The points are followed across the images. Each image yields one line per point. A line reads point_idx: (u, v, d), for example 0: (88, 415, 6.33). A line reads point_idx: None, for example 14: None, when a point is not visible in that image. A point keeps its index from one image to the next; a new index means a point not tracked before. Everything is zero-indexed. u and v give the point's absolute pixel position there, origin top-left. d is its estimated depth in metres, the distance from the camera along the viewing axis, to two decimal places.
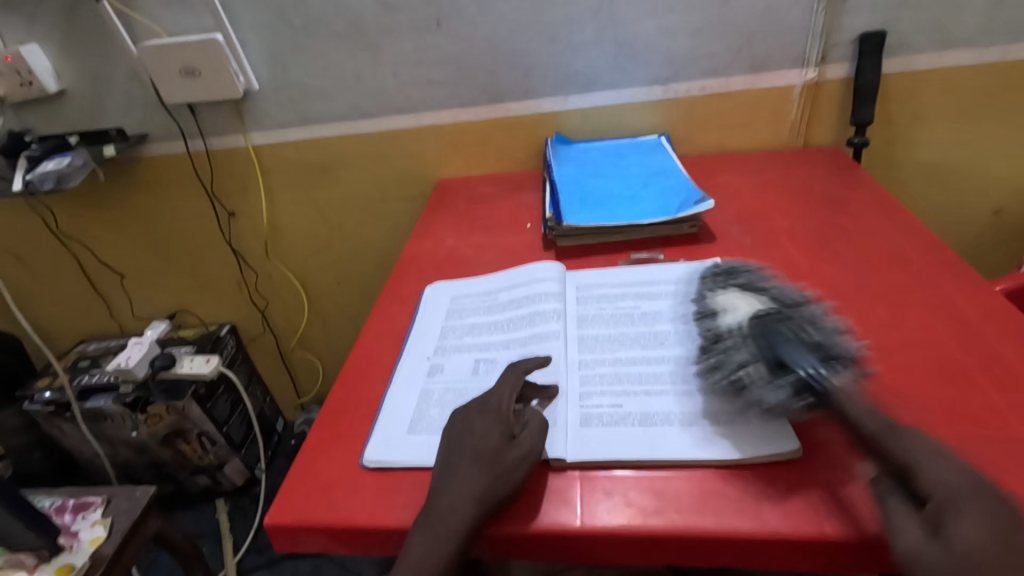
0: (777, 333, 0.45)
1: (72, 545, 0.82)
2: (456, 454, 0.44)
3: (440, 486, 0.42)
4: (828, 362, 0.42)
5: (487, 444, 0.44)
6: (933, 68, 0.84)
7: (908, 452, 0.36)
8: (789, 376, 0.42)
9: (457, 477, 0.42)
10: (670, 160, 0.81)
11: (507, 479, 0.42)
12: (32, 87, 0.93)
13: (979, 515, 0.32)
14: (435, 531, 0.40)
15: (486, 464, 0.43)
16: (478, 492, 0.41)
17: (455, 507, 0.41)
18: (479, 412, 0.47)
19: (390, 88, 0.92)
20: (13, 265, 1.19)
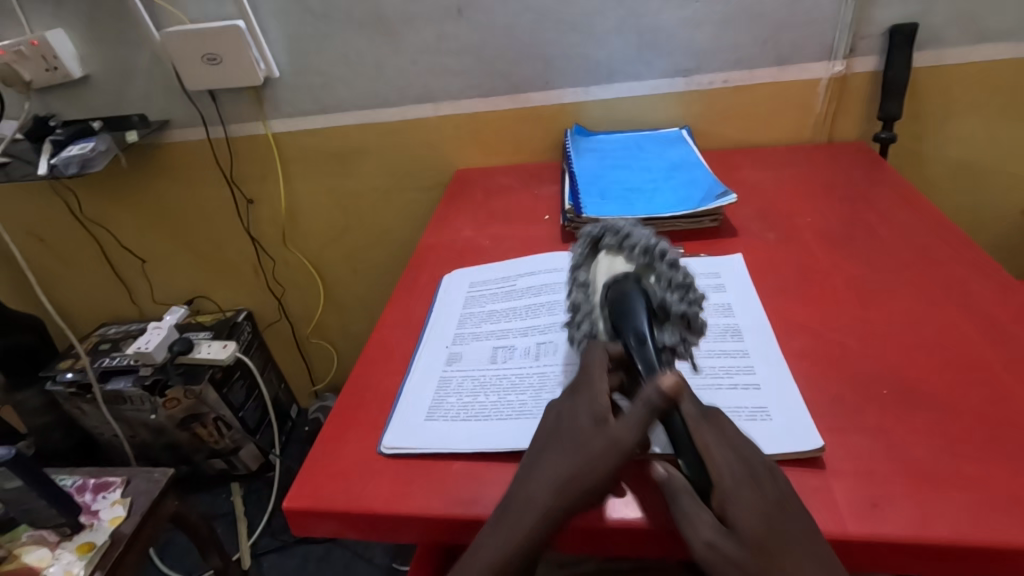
0: (636, 294, 0.46)
1: (93, 523, 0.84)
2: (550, 440, 0.40)
3: (527, 469, 0.40)
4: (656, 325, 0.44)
5: (579, 429, 0.40)
6: (964, 62, 0.82)
7: (705, 443, 0.37)
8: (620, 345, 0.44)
9: (546, 463, 0.39)
10: (691, 153, 0.80)
11: (598, 468, 0.37)
12: (57, 72, 0.94)
13: (750, 506, 0.35)
14: (519, 519, 0.37)
15: (582, 451, 0.38)
16: (566, 480, 0.38)
17: (539, 495, 0.38)
18: (579, 394, 0.42)
19: (409, 77, 0.92)
20: (36, 248, 1.21)
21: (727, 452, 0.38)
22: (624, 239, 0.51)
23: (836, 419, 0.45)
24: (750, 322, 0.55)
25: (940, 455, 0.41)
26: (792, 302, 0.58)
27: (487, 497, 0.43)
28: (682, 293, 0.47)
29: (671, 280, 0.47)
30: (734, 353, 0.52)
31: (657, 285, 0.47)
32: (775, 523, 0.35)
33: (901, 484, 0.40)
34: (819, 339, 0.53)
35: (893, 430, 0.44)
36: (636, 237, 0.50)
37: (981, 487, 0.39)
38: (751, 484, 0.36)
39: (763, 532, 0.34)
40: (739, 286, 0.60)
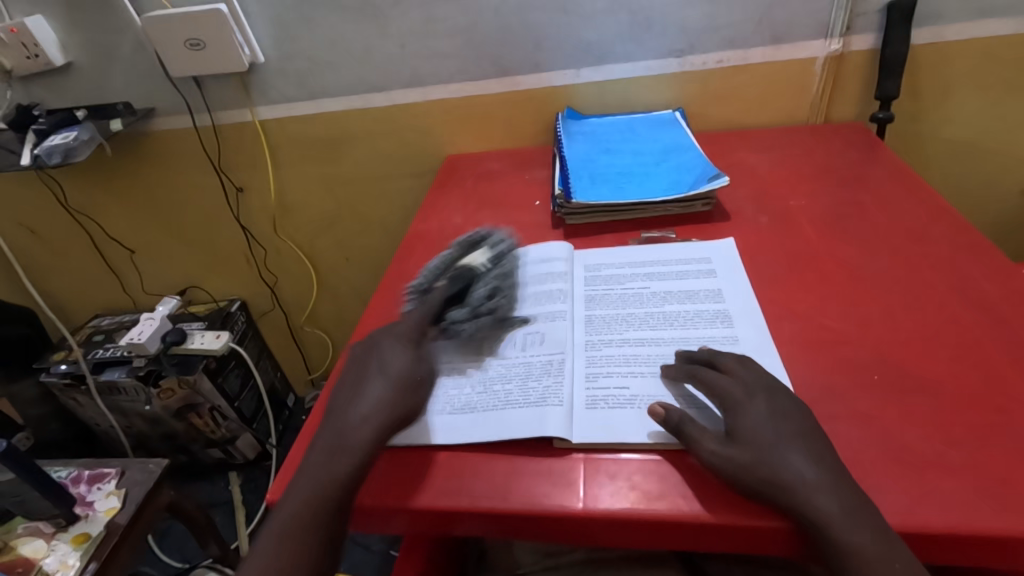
0: (458, 279, 0.57)
1: (88, 515, 0.84)
2: (361, 378, 0.47)
3: (357, 397, 0.46)
4: (475, 315, 0.54)
5: (397, 366, 0.47)
6: (963, 39, 0.80)
7: (707, 381, 0.44)
8: (444, 319, 0.54)
9: (364, 395, 0.45)
10: (684, 135, 0.79)
11: (414, 396, 0.46)
12: (39, 60, 0.92)
13: (755, 410, 0.42)
14: (337, 439, 0.43)
15: (396, 382, 0.46)
16: (388, 401, 0.45)
17: (359, 418, 0.44)
18: (394, 337, 0.50)
19: (397, 61, 0.90)
20: (27, 239, 1.20)
21: (735, 378, 0.44)
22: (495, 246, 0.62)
23: (825, 406, 0.44)
24: (741, 308, 0.54)
25: (930, 442, 0.41)
26: (783, 288, 0.57)
27: (472, 488, 0.43)
28: (493, 297, 0.55)
29: (488, 284, 0.56)
30: (723, 340, 0.51)
31: (478, 282, 0.57)
32: (780, 424, 0.41)
33: (889, 469, 0.40)
34: (810, 325, 0.52)
35: (884, 418, 0.43)
36: (501, 249, 0.61)
37: (970, 473, 0.38)
38: (756, 397, 0.42)
39: (766, 432, 0.40)
40: (730, 272, 0.59)
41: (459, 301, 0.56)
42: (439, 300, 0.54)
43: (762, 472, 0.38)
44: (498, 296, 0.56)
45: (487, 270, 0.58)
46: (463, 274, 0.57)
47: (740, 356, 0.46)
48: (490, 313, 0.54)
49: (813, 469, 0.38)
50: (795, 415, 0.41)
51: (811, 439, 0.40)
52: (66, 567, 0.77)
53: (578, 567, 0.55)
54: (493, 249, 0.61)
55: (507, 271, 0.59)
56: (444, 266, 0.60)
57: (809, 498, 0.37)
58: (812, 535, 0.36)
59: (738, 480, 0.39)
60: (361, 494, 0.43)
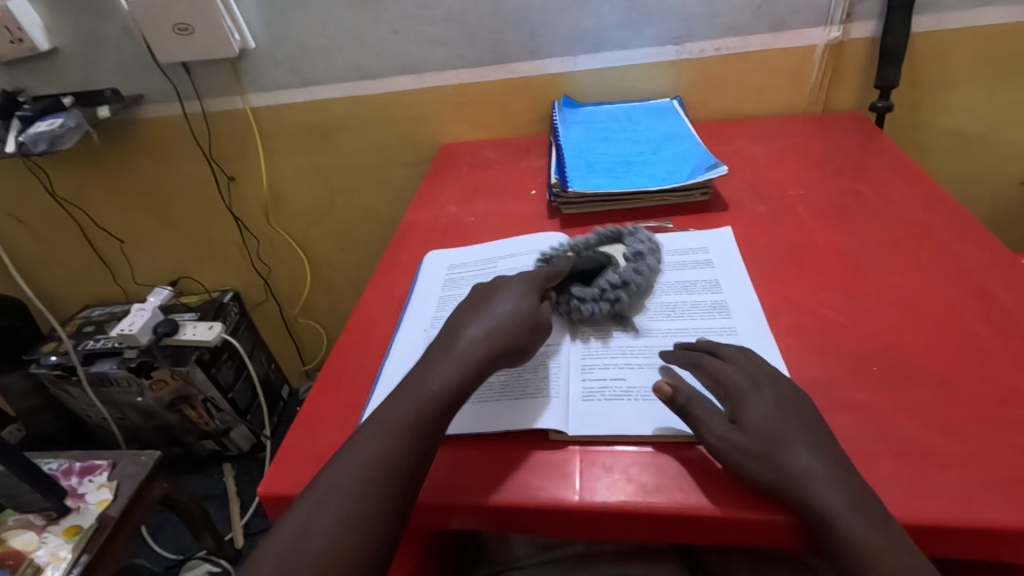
0: (591, 262, 0.56)
1: (80, 507, 0.83)
2: (485, 302, 0.49)
3: (470, 322, 0.47)
4: (600, 303, 0.52)
5: (523, 304, 0.48)
6: (964, 27, 0.79)
7: (712, 369, 0.44)
8: (572, 291, 0.53)
9: (489, 314, 0.47)
10: (682, 124, 0.78)
11: (535, 333, 0.48)
12: (23, 45, 0.90)
13: (759, 401, 0.41)
14: (452, 358, 0.44)
15: (518, 315, 0.47)
16: (506, 328, 0.46)
17: (474, 339, 0.45)
18: (525, 278, 0.52)
19: (391, 47, 0.88)
20: (14, 229, 1.18)
21: (736, 367, 0.44)
22: (640, 244, 0.59)
23: (824, 397, 0.44)
24: (739, 298, 0.54)
25: (929, 434, 0.40)
26: (782, 279, 0.56)
27: (469, 480, 0.42)
28: (624, 286, 0.53)
29: (621, 274, 0.54)
30: (721, 331, 0.50)
31: (611, 271, 0.55)
32: (785, 415, 0.40)
33: (891, 461, 0.39)
34: (809, 316, 0.51)
35: (883, 409, 0.42)
36: (644, 248, 0.58)
37: (969, 464, 0.38)
38: (762, 388, 0.42)
39: (772, 423, 0.40)
40: (726, 261, 0.58)
41: (586, 282, 0.55)
42: (568, 272, 0.54)
43: (764, 463, 0.38)
44: (628, 285, 0.53)
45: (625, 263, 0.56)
46: (597, 257, 0.56)
47: (741, 347, 0.46)
48: (613, 301, 0.52)
49: (817, 461, 0.38)
50: (799, 405, 0.41)
51: (814, 429, 0.39)
52: (58, 559, 0.77)
53: (574, 560, 0.54)
54: (634, 245, 0.59)
55: (646, 270, 0.56)
56: (588, 245, 0.59)
57: (812, 489, 0.36)
58: (814, 527, 0.36)
59: (744, 470, 0.38)
60: (427, 492, 0.42)
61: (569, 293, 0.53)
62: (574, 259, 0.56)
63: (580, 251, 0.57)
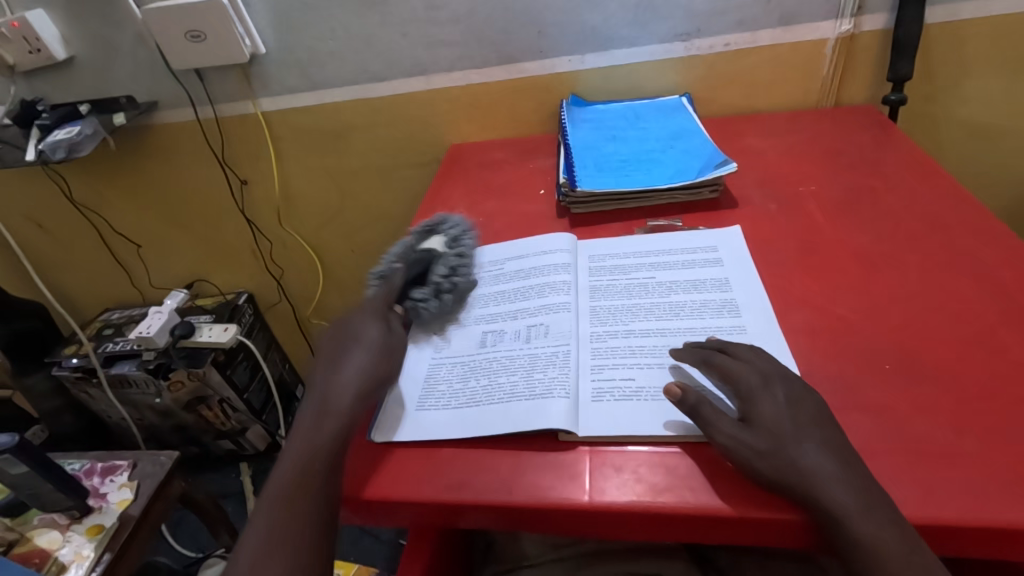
0: (417, 260, 0.60)
1: (102, 506, 0.85)
2: (339, 349, 0.50)
3: (334, 369, 0.48)
4: (439, 296, 0.57)
5: (373, 336, 0.50)
6: (979, 17, 0.78)
7: (722, 366, 0.44)
8: (412, 292, 0.57)
9: (345, 361, 0.48)
10: (691, 121, 0.77)
11: (390, 354, 0.50)
12: (41, 54, 0.92)
13: (770, 401, 0.41)
14: (315, 409, 0.45)
15: (374, 349, 0.49)
16: (366, 369, 0.48)
17: (345, 385, 0.47)
18: (360, 313, 0.53)
19: (399, 49, 0.89)
20: (35, 235, 1.21)
21: (745, 365, 0.44)
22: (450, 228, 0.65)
23: (836, 396, 0.44)
24: (749, 297, 0.53)
25: (944, 434, 0.40)
26: (793, 276, 0.55)
27: (480, 481, 0.42)
28: (453, 276, 0.59)
29: (448, 266, 0.60)
30: (730, 330, 0.50)
31: (437, 264, 0.60)
32: (795, 416, 0.40)
33: (905, 460, 0.39)
34: (820, 314, 0.51)
35: (896, 409, 0.42)
36: (458, 233, 0.64)
37: (983, 463, 0.38)
38: (773, 388, 0.42)
39: (785, 423, 0.40)
40: (736, 260, 0.58)
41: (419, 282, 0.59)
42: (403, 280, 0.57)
43: (777, 463, 0.38)
44: (455, 275, 0.60)
45: (445, 253, 0.61)
46: (421, 256, 0.60)
47: (749, 345, 0.46)
48: (449, 291, 0.58)
49: (831, 461, 0.37)
50: (811, 405, 0.41)
51: (825, 428, 0.39)
52: (81, 558, 0.78)
53: (585, 558, 0.55)
54: (447, 234, 0.64)
55: (466, 254, 0.62)
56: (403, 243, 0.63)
57: (822, 488, 0.36)
58: (826, 527, 0.36)
59: (754, 469, 0.38)
60: (427, 492, 0.42)
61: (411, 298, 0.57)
62: (405, 266, 0.58)
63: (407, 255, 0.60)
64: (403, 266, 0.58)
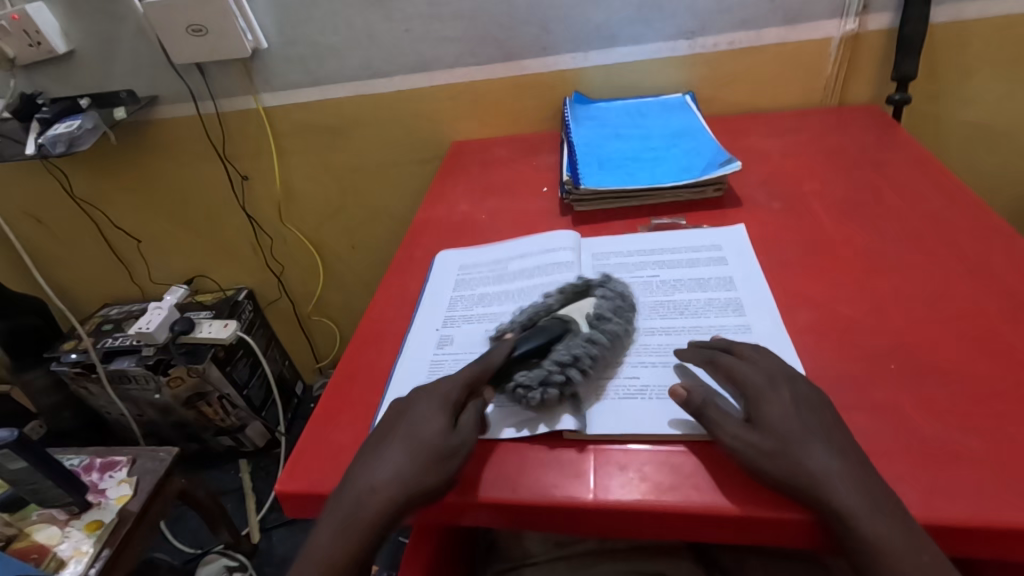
0: (546, 330, 0.49)
1: (101, 502, 0.85)
2: (387, 438, 0.43)
3: (372, 458, 0.42)
4: (544, 386, 0.45)
5: (427, 432, 0.42)
6: (983, 17, 0.77)
7: (728, 367, 0.44)
8: (515, 371, 0.46)
9: (384, 459, 0.41)
10: (695, 119, 0.77)
11: (440, 472, 0.40)
12: (41, 47, 0.91)
13: (775, 400, 0.41)
14: (337, 517, 0.40)
15: (419, 450, 0.41)
16: (403, 476, 0.40)
17: (375, 491, 0.40)
18: (426, 397, 0.45)
19: (402, 45, 0.89)
20: (34, 229, 1.20)
21: (751, 365, 0.43)
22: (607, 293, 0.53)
23: (842, 396, 0.44)
24: (753, 295, 0.53)
25: (950, 433, 0.40)
26: (797, 276, 0.55)
27: (483, 478, 0.42)
28: (572, 365, 0.46)
29: (574, 344, 0.47)
30: (734, 329, 0.50)
31: (565, 338, 0.48)
32: (800, 417, 0.40)
33: (911, 461, 0.39)
34: (826, 313, 0.51)
35: (902, 408, 0.42)
36: (616, 302, 0.52)
37: (990, 463, 0.38)
38: (778, 388, 0.41)
39: (789, 422, 0.39)
40: (741, 259, 0.58)
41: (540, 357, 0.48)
42: (515, 354, 0.47)
43: (781, 463, 0.38)
44: (583, 363, 0.46)
45: (580, 325, 0.49)
46: (550, 325, 0.49)
47: (754, 344, 0.46)
48: (560, 382, 0.45)
49: (836, 460, 0.37)
50: (816, 404, 0.41)
51: (830, 428, 0.39)
52: (80, 554, 0.78)
53: (588, 557, 0.54)
54: (603, 302, 0.52)
55: (606, 342, 0.48)
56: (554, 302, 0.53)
57: (828, 487, 0.36)
58: (832, 526, 0.36)
59: (759, 468, 0.38)
60: None
61: (515, 382, 0.46)
62: (528, 335, 0.48)
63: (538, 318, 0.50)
64: (524, 337, 0.48)
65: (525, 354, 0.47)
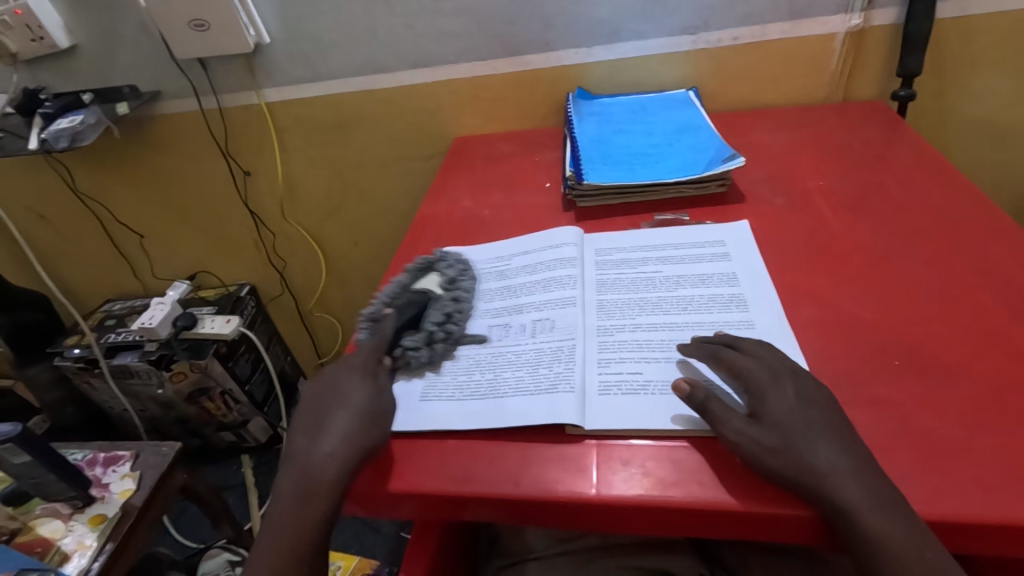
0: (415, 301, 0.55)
1: (104, 496, 0.85)
2: (325, 412, 0.45)
3: (320, 428, 0.44)
4: (431, 344, 0.52)
5: (358, 399, 0.45)
6: (990, 12, 0.77)
7: (732, 361, 0.43)
8: (407, 338, 0.52)
9: (329, 430, 0.44)
10: (698, 115, 0.77)
11: (376, 425, 0.44)
12: (43, 42, 0.91)
13: (779, 396, 0.41)
14: (297, 490, 0.42)
15: (360, 413, 0.45)
16: (351, 436, 0.43)
17: (327, 461, 0.42)
18: (342, 371, 0.48)
19: (405, 41, 0.88)
20: (37, 224, 1.20)
21: (756, 360, 0.43)
22: (452, 267, 0.60)
23: (846, 392, 0.43)
24: (757, 291, 0.53)
25: (955, 431, 0.39)
26: (801, 272, 0.55)
27: (486, 473, 0.42)
28: (450, 321, 0.54)
29: (444, 308, 0.55)
30: (738, 325, 0.50)
31: (433, 307, 0.55)
32: (804, 412, 0.40)
33: (915, 457, 0.39)
34: (830, 310, 0.50)
35: (907, 405, 0.42)
36: (458, 272, 0.60)
37: (995, 460, 0.37)
38: (781, 383, 0.41)
39: (793, 417, 0.39)
40: (744, 255, 0.58)
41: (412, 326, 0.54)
42: (396, 325, 0.52)
43: (785, 458, 0.38)
44: (456, 321, 0.54)
45: (444, 294, 0.56)
46: (414, 299, 0.55)
47: (758, 340, 0.46)
48: (444, 338, 0.52)
49: (841, 456, 0.37)
50: (821, 400, 0.40)
51: (836, 424, 0.39)
52: (83, 548, 0.78)
53: (591, 552, 0.54)
54: (445, 272, 0.59)
55: (466, 296, 0.57)
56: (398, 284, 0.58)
57: (833, 483, 0.36)
58: (837, 523, 0.36)
59: (764, 464, 0.38)
60: (433, 484, 0.42)
61: (399, 346, 0.52)
62: (397, 310, 0.53)
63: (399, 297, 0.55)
64: (395, 310, 0.54)
65: (404, 324, 0.53)
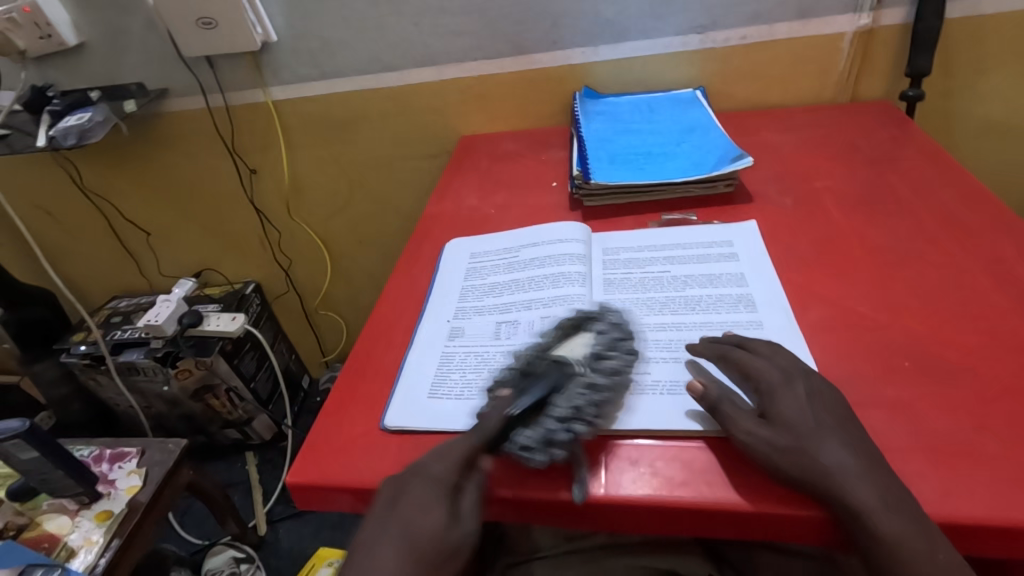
0: (544, 379, 0.43)
1: (110, 492, 0.85)
2: (381, 534, 0.38)
3: (372, 560, 0.37)
4: (544, 447, 0.40)
5: (423, 528, 0.37)
6: (999, 12, 0.76)
7: (745, 363, 0.43)
8: (522, 429, 0.41)
9: (377, 565, 0.37)
10: (706, 114, 0.77)
11: (439, 575, 0.36)
12: (51, 40, 0.91)
13: (790, 396, 0.40)
14: None
15: (419, 551, 0.37)
16: None
17: None
18: (421, 478, 0.39)
19: (412, 39, 0.88)
20: (44, 221, 1.21)
21: (766, 361, 0.43)
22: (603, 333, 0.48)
23: (856, 392, 0.43)
24: (765, 291, 0.53)
25: (965, 432, 0.39)
26: (810, 273, 0.55)
27: (493, 473, 0.42)
28: (578, 419, 0.41)
29: (578, 399, 0.42)
30: (747, 325, 0.50)
31: (566, 391, 0.43)
32: (815, 413, 0.39)
33: (926, 458, 0.38)
34: (838, 310, 0.50)
35: (916, 406, 0.42)
36: (608, 343, 0.47)
37: (1006, 461, 0.37)
38: (792, 384, 0.41)
39: (803, 417, 0.39)
40: (752, 255, 0.58)
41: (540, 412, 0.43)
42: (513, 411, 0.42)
43: (795, 459, 0.37)
44: (587, 420, 0.42)
45: (584, 376, 0.44)
46: (549, 377, 0.43)
47: (768, 341, 0.46)
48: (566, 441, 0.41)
49: (851, 457, 0.37)
50: (832, 402, 0.40)
51: (846, 425, 0.39)
52: (90, 543, 0.79)
53: (598, 551, 0.54)
54: (594, 337, 0.48)
55: (611, 384, 0.44)
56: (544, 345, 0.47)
57: (843, 484, 0.36)
58: (846, 524, 0.36)
59: (773, 465, 0.38)
60: None
61: (513, 440, 0.41)
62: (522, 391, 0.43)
63: (533, 368, 0.45)
64: (522, 390, 0.43)
65: (527, 412, 0.42)
